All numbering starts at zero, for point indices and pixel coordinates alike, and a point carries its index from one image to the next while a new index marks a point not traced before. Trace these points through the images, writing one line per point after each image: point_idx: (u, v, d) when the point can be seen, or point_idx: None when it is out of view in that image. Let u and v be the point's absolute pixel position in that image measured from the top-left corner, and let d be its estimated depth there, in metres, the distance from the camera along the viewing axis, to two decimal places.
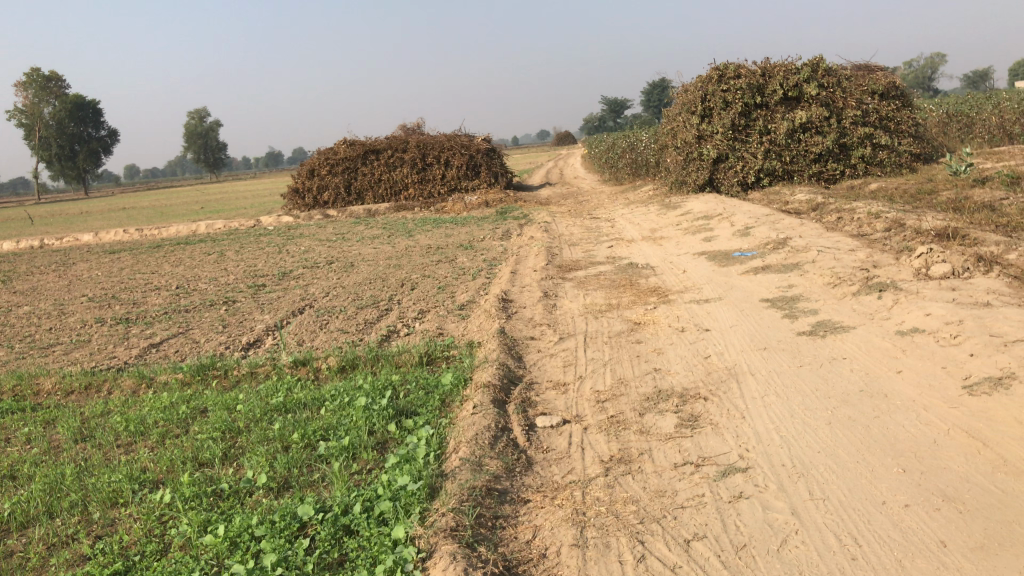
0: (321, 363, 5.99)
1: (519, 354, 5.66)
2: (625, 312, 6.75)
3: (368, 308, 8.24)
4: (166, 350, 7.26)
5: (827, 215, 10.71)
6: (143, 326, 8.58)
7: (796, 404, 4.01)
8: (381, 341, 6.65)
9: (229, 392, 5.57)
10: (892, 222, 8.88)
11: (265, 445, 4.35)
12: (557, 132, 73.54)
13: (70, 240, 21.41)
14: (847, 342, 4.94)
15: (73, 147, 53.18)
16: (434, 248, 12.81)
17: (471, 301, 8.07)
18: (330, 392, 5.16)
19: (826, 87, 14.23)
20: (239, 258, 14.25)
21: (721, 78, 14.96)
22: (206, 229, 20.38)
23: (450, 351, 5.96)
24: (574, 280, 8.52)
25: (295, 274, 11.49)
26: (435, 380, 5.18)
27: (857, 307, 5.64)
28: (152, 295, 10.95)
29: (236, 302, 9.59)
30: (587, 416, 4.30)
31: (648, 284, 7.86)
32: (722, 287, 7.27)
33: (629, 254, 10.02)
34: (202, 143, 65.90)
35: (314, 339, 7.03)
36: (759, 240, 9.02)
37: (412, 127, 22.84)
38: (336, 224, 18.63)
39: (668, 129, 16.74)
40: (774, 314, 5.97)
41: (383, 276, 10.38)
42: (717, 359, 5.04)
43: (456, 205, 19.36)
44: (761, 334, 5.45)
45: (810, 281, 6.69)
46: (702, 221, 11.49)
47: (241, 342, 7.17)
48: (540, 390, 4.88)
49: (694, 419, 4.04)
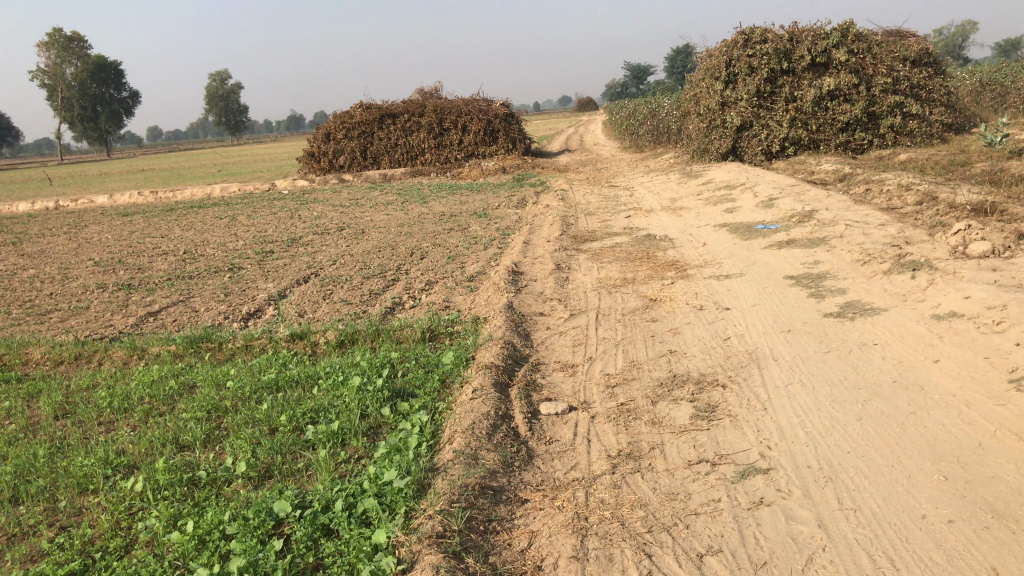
0: (319, 337, 5.72)
1: (526, 332, 5.35)
2: (640, 287, 6.40)
3: (374, 278, 7.94)
4: (163, 319, 7.00)
5: (855, 187, 10.27)
6: (145, 292, 8.33)
7: (823, 396, 3.68)
8: (384, 315, 6.37)
9: (221, 367, 5.31)
10: (924, 195, 8.45)
11: (250, 428, 4.09)
12: (579, 99, 72.83)
13: (85, 202, 21.24)
14: (878, 326, 4.59)
15: (95, 109, 53.02)
16: (447, 216, 12.48)
17: (480, 272, 7.74)
18: (325, 369, 4.89)
19: (856, 54, 13.53)
20: (250, 223, 13.98)
21: (746, 42, 14.32)
22: (221, 193, 20.13)
23: (454, 327, 5.67)
24: (589, 251, 8.17)
25: (304, 241, 11.19)
26: (436, 359, 4.89)
27: (888, 287, 5.25)
28: (158, 260, 10.71)
29: (241, 269, 9.32)
30: (595, 402, 3.99)
31: (666, 257, 7.49)
32: (743, 262, 6.90)
33: (647, 225, 9.66)
34: (223, 105, 65.69)
35: (316, 310, 6.74)
36: (784, 212, 8.63)
37: (429, 91, 22.41)
38: (351, 189, 18.33)
39: (691, 96, 16.23)
40: (798, 292, 5.61)
41: (393, 244, 10.08)
42: (737, 341, 4.72)
43: (473, 170, 18.99)
44: (785, 315, 5.11)
45: (837, 258, 6.31)
46: (724, 191, 11.08)
47: (242, 312, 6.91)
48: (546, 372, 4.57)
49: (711, 409, 3.72)
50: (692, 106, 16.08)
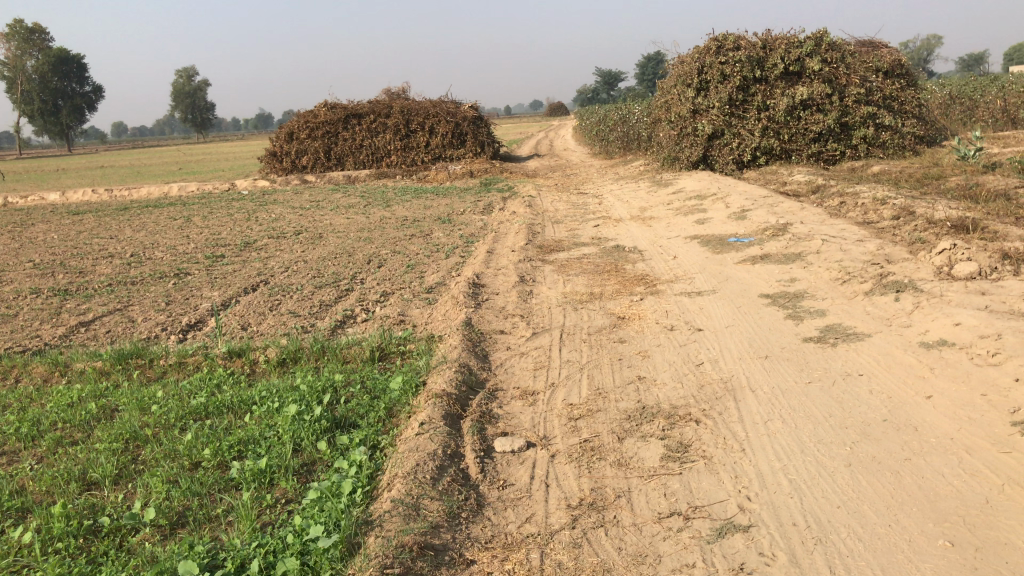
0: (260, 355, 5.29)
1: (483, 353, 4.95)
2: (607, 303, 6.02)
3: (327, 287, 7.50)
4: (96, 330, 6.50)
5: (828, 200, 10.02)
6: (81, 299, 7.81)
7: (805, 436, 3.33)
8: (332, 330, 5.94)
9: (149, 388, 4.85)
10: (901, 210, 8.19)
11: (167, 464, 3.65)
12: (549, 104, 72.83)
13: (35, 199, 20.46)
14: (861, 353, 4.25)
15: (57, 102, 51.71)
16: (410, 221, 12.06)
17: (440, 283, 7.32)
18: (261, 395, 4.46)
19: (829, 64, 13.36)
20: (204, 225, 13.42)
21: (719, 49, 14.11)
22: (179, 192, 19.49)
23: (407, 346, 5.26)
24: (554, 262, 7.80)
25: (258, 245, 10.69)
26: (383, 383, 4.48)
27: (871, 309, 4.93)
28: (102, 263, 10.15)
29: (188, 275, 8.81)
30: (556, 438, 3.60)
31: (635, 271, 7.14)
32: (716, 277, 6.57)
33: (616, 234, 9.31)
34: (190, 102, 64.61)
35: (261, 323, 6.30)
36: (757, 225, 8.32)
37: (397, 92, 21.94)
38: (314, 191, 17.82)
39: (662, 103, 15.97)
40: (774, 313, 5.27)
41: (350, 251, 9.62)
42: (710, 368, 4.36)
43: (440, 174, 18.57)
44: (761, 338, 4.76)
45: (815, 275, 5.99)
46: (695, 201, 10.78)
47: (181, 324, 6.45)
48: (502, 400, 4.17)
49: (683, 449, 3.35)
50: (663, 112, 15.82)
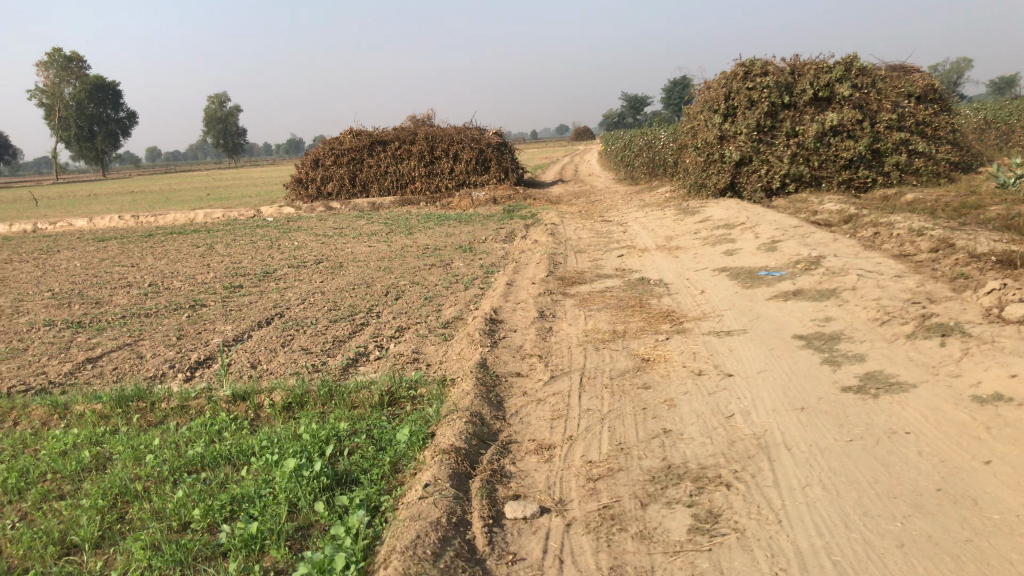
0: (264, 398, 5.04)
1: (498, 399, 4.67)
2: (631, 343, 5.71)
3: (341, 321, 7.26)
4: (102, 366, 6.31)
5: (862, 229, 9.66)
6: (93, 331, 7.64)
7: (850, 508, 3.04)
8: (342, 370, 5.69)
9: (146, 434, 4.61)
10: (940, 242, 7.82)
11: (154, 526, 3.39)
12: (577, 128, 72.83)
13: (63, 225, 20.57)
14: (907, 406, 3.93)
15: (92, 128, 52.44)
16: (431, 249, 11.83)
17: (457, 318, 7.07)
18: (261, 446, 4.20)
19: (860, 89, 13.01)
20: (225, 253, 13.30)
21: (747, 74, 13.87)
22: (204, 218, 19.48)
23: (418, 390, 4.98)
24: (576, 296, 7.51)
25: (277, 275, 10.52)
26: (390, 434, 4.21)
27: (915, 355, 4.59)
28: (120, 293, 10.01)
29: (203, 307, 8.63)
30: (573, 503, 3.32)
31: (661, 306, 6.84)
32: (746, 314, 6.24)
33: (641, 266, 9.01)
34: (221, 127, 65.34)
35: (270, 361, 6.07)
36: (788, 257, 7.99)
37: (422, 118, 21.88)
38: (337, 217, 17.70)
39: (689, 128, 15.70)
40: (810, 357, 4.93)
41: (369, 281, 9.40)
42: (741, 421, 4.06)
43: (464, 200, 18.36)
44: (795, 386, 4.44)
45: (852, 314, 5.65)
46: (723, 230, 10.45)
47: (189, 361, 6.25)
48: (516, 455, 3.88)
49: (713, 520, 3.05)
50: (690, 138, 15.55)
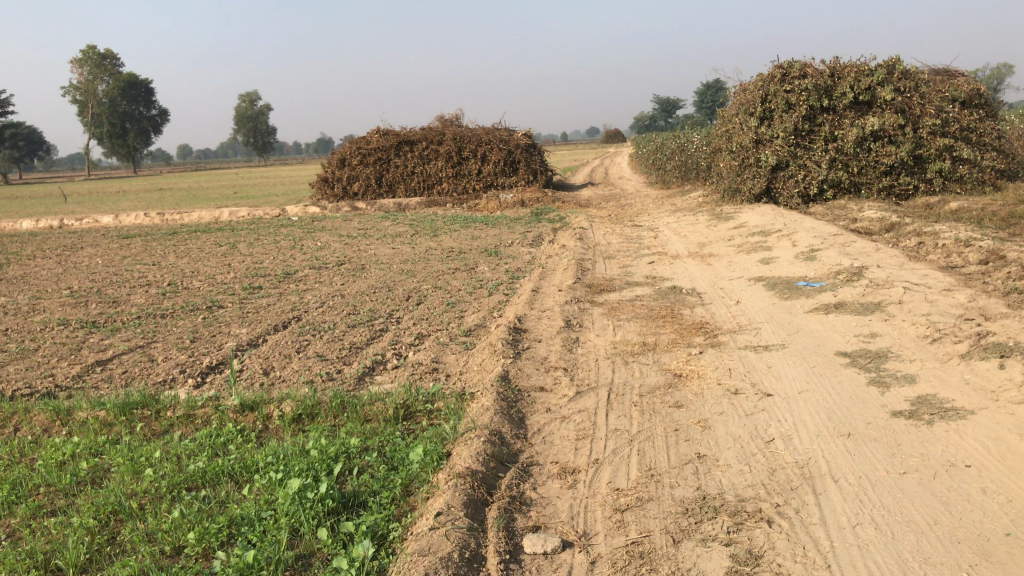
0: (274, 408, 4.79)
1: (520, 416, 4.38)
2: (662, 356, 5.41)
3: (360, 327, 7.01)
4: (112, 369, 6.10)
5: (905, 239, 9.27)
6: (107, 332, 7.45)
7: (908, 553, 2.72)
8: (358, 380, 5.43)
9: (149, 445, 4.38)
10: (989, 253, 7.45)
11: (143, 551, 3.14)
12: (607, 130, 72.59)
13: (90, 221, 20.58)
14: (966, 435, 3.60)
15: (125, 126, 52.81)
16: (456, 252, 11.57)
17: (479, 326, 6.79)
18: (266, 461, 3.95)
19: (902, 92, 12.59)
20: (248, 252, 13.12)
21: (784, 77, 13.45)
22: (229, 217, 19.37)
23: (435, 403, 4.71)
24: (605, 304, 7.21)
25: (298, 276, 10.30)
26: (402, 452, 3.95)
27: (971, 377, 4.25)
28: (138, 292, 9.84)
29: (221, 309, 8.43)
30: (597, 537, 3.03)
31: (693, 317, 6.52)
32: (785, 328, 5.92)
33: (672, 273, 8.69)
34: (252, 126, 65.66)
35: (284, 368, 5.83)
36: (828, 267, 7.63)
37: (450, 118, 21.65)
38: (363, 218, 17.50)
39: (722, 132, 15.32)
40: (855, 376, 4.60)
41: (391, 285, 9.16)
42: (782, 447, 3.74)
43: (491, 202, 18.08)
44: (841, 409, 4.11)
45: (899, 330, 5.31)
46: (758, 237, 10.09)
47: (200, 366, 6.02)
48: (537, 479, 3.60)
49: (753, 562, 2.75)
50: (723, 141, 15.16)
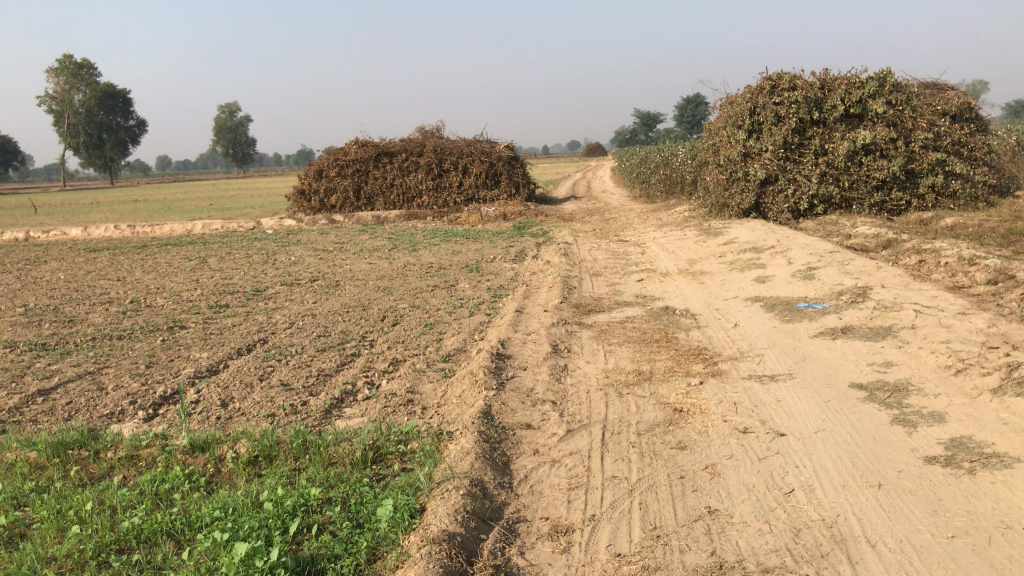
0: (229, 449, 4.26)
1: (503, 461, 3.89)
2: (660, 388, 4.92)
3: (330, 351, 6.50)
4: (55, 400, 5.54)
5: (904, 256, 8.88)
6: (55, 356, 6.87)
7: None
8: (324, 414, 4.91)
9: (81, 494, 3.83)
10: (998, 273, 7.06)
11: None
12: (589, 143, 72.55)
13: (57, 233, 19.91)
14: (1018, 488, 3.14)
15: (101, 136, 51.92)
16: (435, 268, 11.06)
17: (460, 350, 6.29)
18: (212, 516, 3.43)
19: (893, 105, 12.30)
20: (219, 268, 12.55)
21: (773, 89, 13.09)
22: (202, 230, 18.77)
23: (409, 444, 4.20)
24: (594, 327, 6.73)
25: (268, 294, 9.76)
26: (370, 506, 3.44)
27: (1008, 417, 3.80)
28: (98, 310, 9.26)
29: (182, 330, 7.87)
30: None
31: (690, 342, 6.05)
32: (790, 355, 5.46)
33: (663, 292, 8.24)
34: (232, 137, 64.95)
35: (245, 399, 5.30)
36: (829, 287, 7.20)
37: (431, 130, 21.19)
38: (340, 231, 16.96)
39: (709, 145, 14.95)
40: (876, 414, 4.15)
41: (366, 303, 8.64)
42: (804, 500, 3.28)
43: (472, 216, 17.61)
44: (866, 454, 3.65)
45: (917, 358, 4.86)
46: (751, 253, 9.66)
47: (153, 396, 5.48)
48: (526, 542, 3.11)
49: None
50: (710, 154, 14.78)
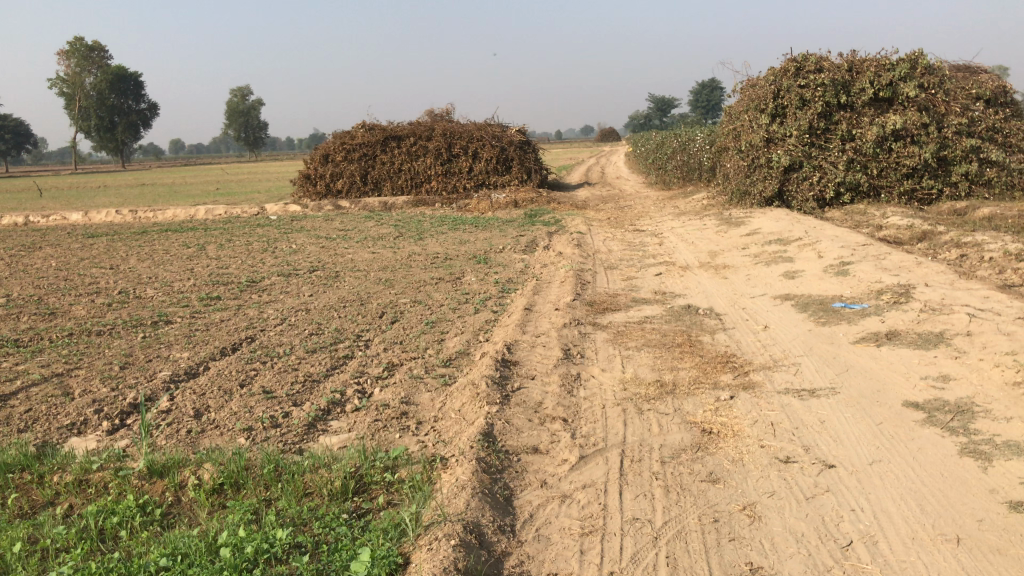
0: (191, 475, 3.70)
1: (506, 497, 3.31)
2: (685, 404, 4.34)
3: (320, 353, 5.93)
4: (13, 408, 4.99)
5: (941, 251, 8.25)
6: (25, 355, 6.33)
7: None
8: (305, 430, 4.35)
9: (12, 530, 3.26)
10: None
11: None
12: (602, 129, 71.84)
13: (57, 218, 19.37)
14: None
15: (112, 119, 51.40)
16: (441, 259, 10.49)
17: (462, 354, 5.72)
18: (157, 565, 2.88)
19: (925, 88, 11.60)
20: (217, 256, 11.99)
21: (798, 71, 12.36)
22: (205, 215, 18.23)
23: (397, 471, 3.63)
24: (610, 328, 6.14)
25: (263, 286, 9.20)
26: (345, 553, 2.88)
27: None
28: (82, 303, 8.71)
29: (167, 326, 7.31)
30: None
31: (716, 347, 5.46)
32: (830, 365, 4.87)
33: (683, 288, 7.64)
34: (244, 121, 64.47)
35: (220, 410, 4.74)
36: (866, 285, 6.59)
37: (440, 114, 20.56)
38: (346, 218, 16.40)
39: (728, 130, 14.28)
40: (941, 442, 3.56)
41: (364, 297, 8.07)
42: (867, 558, 2.72)
43: (481, 202, 17.02)
44: (935, 497, 3.09)
45: (979, 372, 4.27)
46: (776, 246, 9.05)
47: (121, 404, 4.92)
48: None
49: None
50: (730, 140, 14.13)
